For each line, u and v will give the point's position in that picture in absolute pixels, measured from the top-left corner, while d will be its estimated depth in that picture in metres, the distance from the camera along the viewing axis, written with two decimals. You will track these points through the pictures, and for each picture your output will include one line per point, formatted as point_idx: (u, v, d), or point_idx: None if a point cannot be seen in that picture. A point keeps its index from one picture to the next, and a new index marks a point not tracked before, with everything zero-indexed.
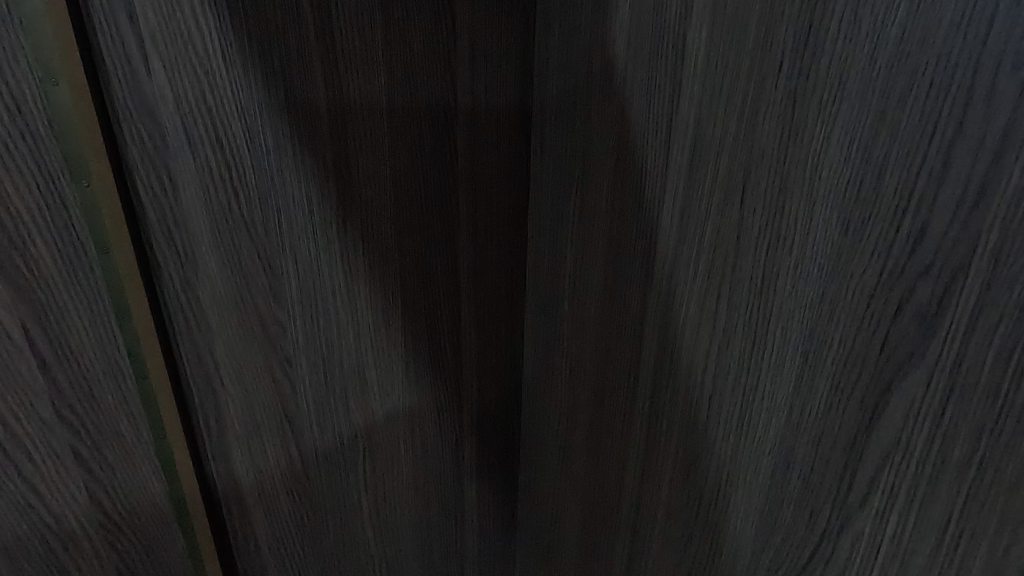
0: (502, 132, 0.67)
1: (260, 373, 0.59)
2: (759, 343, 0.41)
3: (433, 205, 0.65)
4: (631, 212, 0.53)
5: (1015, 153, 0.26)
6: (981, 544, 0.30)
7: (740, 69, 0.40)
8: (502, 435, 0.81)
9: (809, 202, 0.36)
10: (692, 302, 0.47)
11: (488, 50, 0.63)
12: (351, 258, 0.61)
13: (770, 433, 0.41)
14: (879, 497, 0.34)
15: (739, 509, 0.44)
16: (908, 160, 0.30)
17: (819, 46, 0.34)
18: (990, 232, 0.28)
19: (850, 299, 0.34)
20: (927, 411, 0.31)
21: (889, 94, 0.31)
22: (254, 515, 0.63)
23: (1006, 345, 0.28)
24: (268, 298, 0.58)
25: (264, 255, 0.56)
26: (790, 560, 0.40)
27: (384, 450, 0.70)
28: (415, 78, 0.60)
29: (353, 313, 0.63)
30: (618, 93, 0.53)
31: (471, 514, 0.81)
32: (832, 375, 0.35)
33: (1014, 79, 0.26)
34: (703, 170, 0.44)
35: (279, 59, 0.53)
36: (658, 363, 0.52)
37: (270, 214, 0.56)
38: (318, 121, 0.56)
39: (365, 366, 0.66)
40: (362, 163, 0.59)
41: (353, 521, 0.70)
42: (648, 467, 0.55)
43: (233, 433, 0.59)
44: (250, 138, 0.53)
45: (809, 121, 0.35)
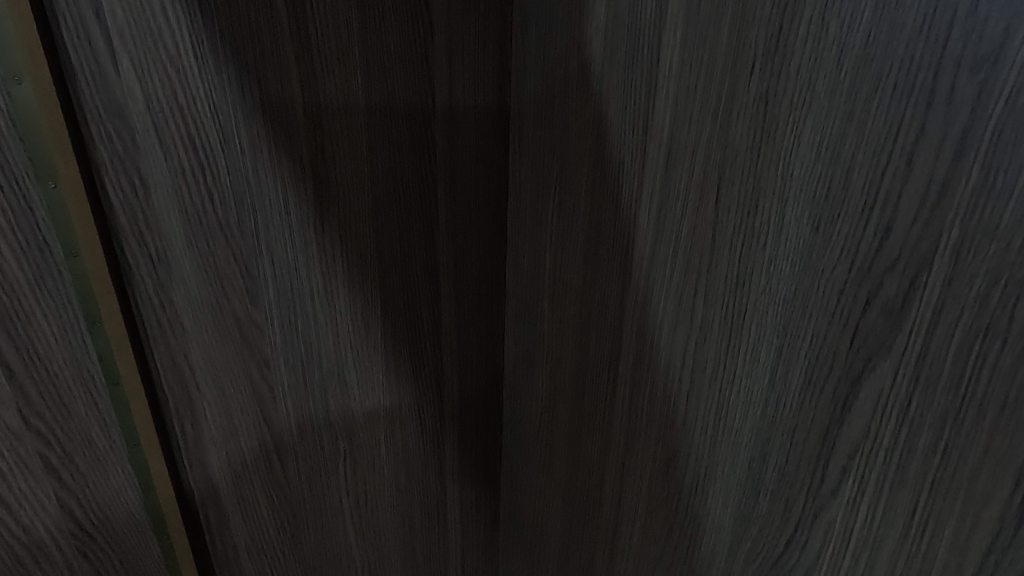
0: (482, 131, 0.67)
1: (238, 377, 0.59)
2: (734, 340, 0.41)
3: (412, 205, 0.64)
4: (609, 211, 0.53)
5: (973, 154, 0.27)
6: (944, 532, 0.30)
7: (713, 70, 0.40)
8: (485, 436, 0.81)
9: (781, 201, 0.36)
10: (669, 300, 0.47)
11: (467, 49, 0.62)
12: (328, 259, 0.61)
13: (746, 429, 0.41)
14: (849, 488, 0.35)
15: (716, 501, 0.45)
16: (874, 160, 0.31)
17: (790, 48, 0.35)
18: (950, 230, 0.28)
19: (822, 295, 0.34)
20: (893, 404, 0.32)
21: (855, 96, 0.31)
22: (233, 520, 0.62)
23: (966, 339, 0.28)
24: (244, 301, 0.57)
25: (240, 257, 0.56)
26: (766, 552, 0.41)
27: (365, 452, 0.69)
28: (392, 77, 0.59)
29: (332, 314, 0.63)
30: (595, 93, 0.53)
31: (453, 515, 0.81)
32: (804, 371, 0.36)
33: (973, 82, 0.26)
34: (680, 169, 0.44)
35: (253, 58, 0.52)
36: (636, 360, 0.52)
37: (246, 215, 0.55)
38: (293, 120, 0.55)
39: (345, 367, 0.65)
40: (339, 162, 0.59)
41: (335, 523, 0.70)
42: (628, 463, 0.56)
43: (210, 437, 0.59)
44: (224, 138, 0.52)
45: (780, 122, 0.36)
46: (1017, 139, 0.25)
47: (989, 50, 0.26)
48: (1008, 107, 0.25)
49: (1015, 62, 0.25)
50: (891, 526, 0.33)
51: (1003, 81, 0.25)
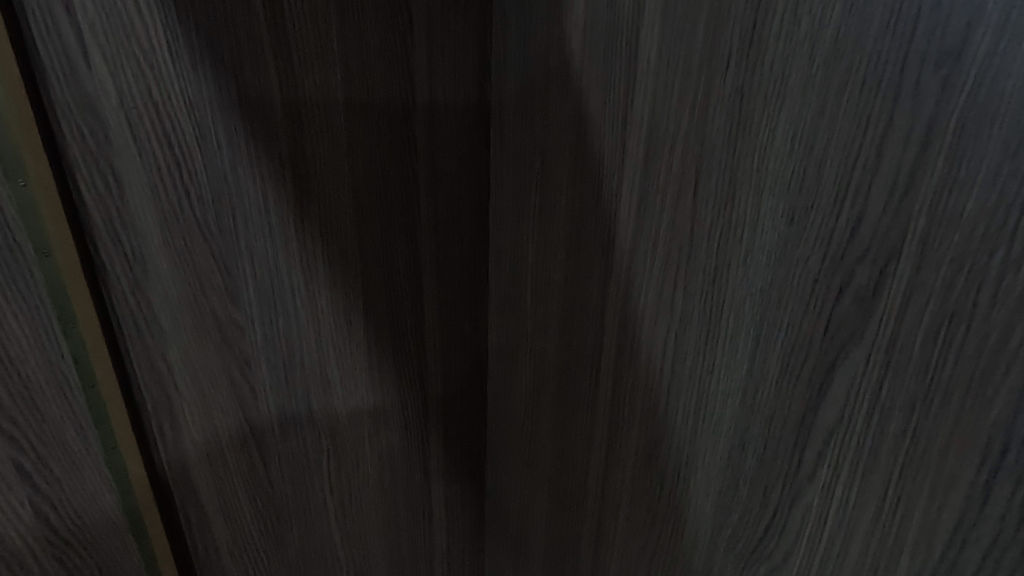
0: (463, 127, 0.66)
1: (218, 377, 0.58)
2: (712, 331, 0.42)
3: (394, 201, 0.64)
4: (590, 205, 0.54)
5: (939, 145, 0.28)
6: (915, 511, 0.31)
7: (690, 66, 0.41)
8: (469, 433, 0.81)
9: (757, 193, 0.37)
10: (649, 293, 0.48)
11: (446, 45, 0.62)
12: (309, 256, 0.60)
13: (725, 418, 0.42)
14: (825, 472, 0.35)
15: (698, 489, 0.46)
16: (846, 151, 0.32)
17: (763, 43, 0.35)
18: (918, 219, 0.29)
19: (797, 285, 0.35)
20: (866, 390, 0.32)
21: (827, 89, 0.32)
22: (214, 522, 0.61)
23: (933, 324, 0.29)
24: (224, 300, 0.56)
25: (220, 256, 0.55)
26: (746, 537, 0.42)
27: (349, 450, 0.69)
28: (372, 73, 0.59)
29: (314, 312, 0.62)
30: (575, 89, 0.54)
31: (438, 513, 0.81)
32: (781, 360, 0.37)
33: (938, 76, 0.27)
34: (658, 164, 0.45)
35: (229, 53, 0.51)
36: (618, 354, 0.53)
37: (224, 212, 0.54)
38: (272, 116, 0.55)
39: (327, 366, 0.65)
40: (319, 158, 0.58)
41: (319, 523, 0.69)
42: (611, 455, 0.56)
43: (190, 438, 0.58)
44: (200, 134, 0.52)
45: (755, 115, 0.36)
46: (979, 130, 0.26)
47: (953, 45, 0.27)
48: (971, 99, 0.26)
49: (977, 55, 0.26)
50: (864, 507, 0.34)
51: (967, 73, 0.26)
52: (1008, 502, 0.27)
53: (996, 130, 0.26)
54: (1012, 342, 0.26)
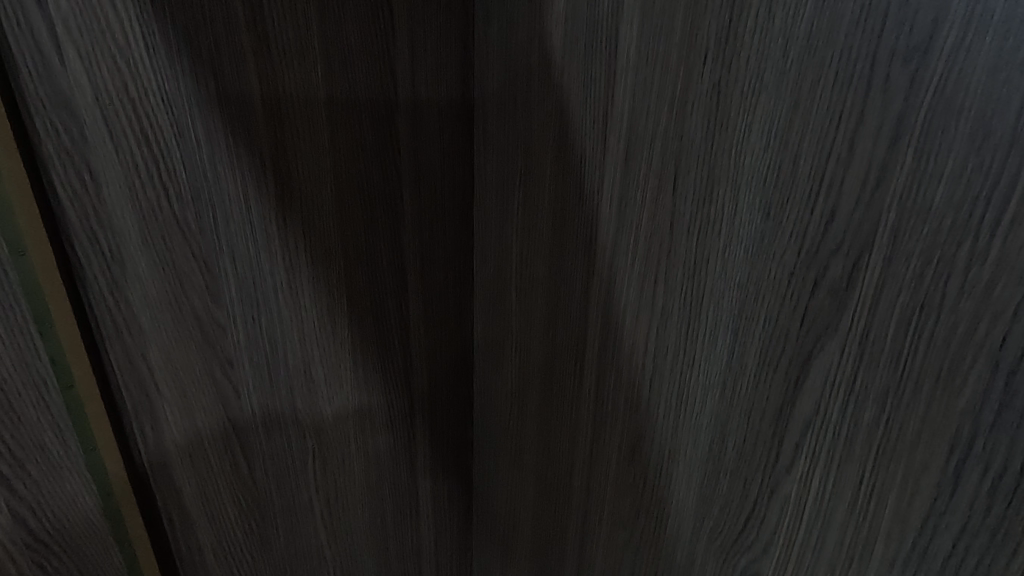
0: (446, 124, 0.66)
1: (200, 377, 0.57)
2: (693, 325, 0.42)
3: (377, 199, 0.64)
4: (572, 202, 0.54)
5: (908, 139, 0.28)
6: (888, 501, 0.32)
7: (668, 62, 0.41)
8: (455, 431, 0.81)
9: (734, 188, 0.37)
10: (631, 289, 0.48)
11: (429, 41, 0.62)
12: (292, 255, 0.60)
13: (706, 412, 0.42)
14: (803, 463, 0.36)
15: (680, 483, 0.46)
16: (819, 146, 0.32)
17: (739, 39, 0.36)
18: (888, 213, 0.29)
19: (774, 278, 0.36)
20: (840, 382, 0.33)
21: (800, 85, 0.33)
22: (198, 523, 0.61)
23: (904, 316, 0.29)
24: (206, 299, 0.56)
25: (200, 255, 0.55)
26: (727, 529, 0.42)
27: (335, 449, 0.69)
28: (353, 69, 0.58)
29: (297, 311, 0.62)
30: (556, 86, 0.54)
31: (426, 511, 0.81)
32: (758, 353, 0.37)
33: (906, 71, 0.28)
34: (639, 160, 0.45)
35: (208, 49, 0.51)
36: (601, 350, 0.53)
37: (204, 211, 0.54)
38: (252, 113, 0.54)
39: (312, 365, 0.65)
40: (301, 156, 0.58)
41: (304, 523, 0.69)
42: (596, 450, 0.57)
43: (172, 439, 0.57)
44: (178, 132, 0.51)
45: (732, 111, 0.37)
46: (946, 124, 0.27)
47: (920, 41, 0.27)
48: (937, 94, 0.27)
49: (944, 50, 0.26)
50: (840, 498, 0.34)
51: (934, 69, 0.27)
52: (977, 488, 0.28)
53: (962, 124, 0.26)
54: (979, 332, 0.27)
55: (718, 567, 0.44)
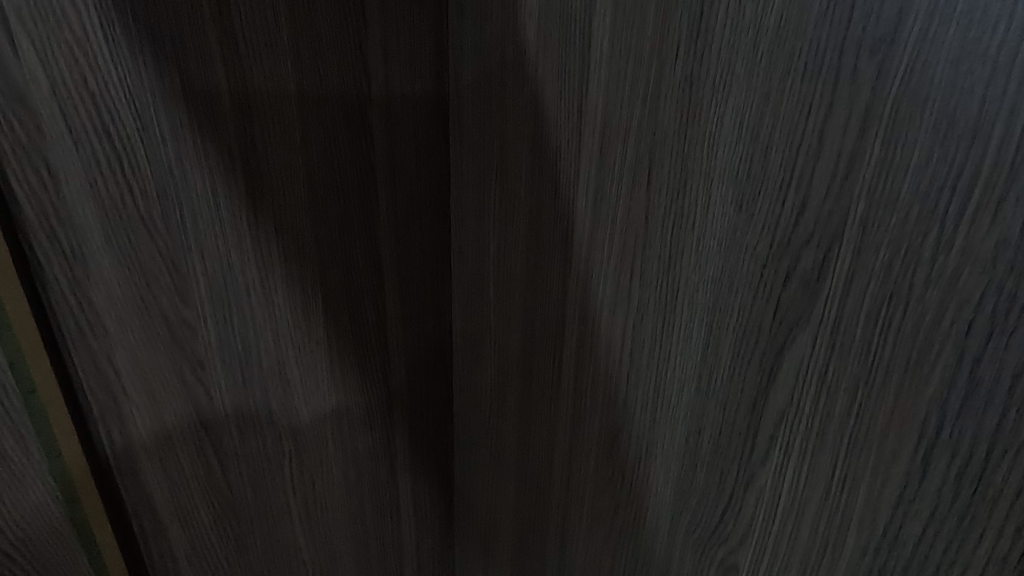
0: (421, 119, 0.65)
1: (170, 379, 0.56)
2: (668, 318, 0.42)
3: (351, 195, 0.63)
4: (548, 196, 0.54)
5: (876, 130, 0.28)
6: (860, 490, 0.32)
7: (641, 55, 0.41)
8: (435, 429, 0.80)
9: (707, 181, 0.37)
10: (607, 284, 0.48)
11: (402, 35, 0.61)
12: (264, 253, 0.58)
13: (683, 405, 0.42)
14: (777, 454, 0.36)
15: (658, 477, 0.46)
16: (790, 137, 0.32)
17: (710, 31, 0.36)
18: (858, 202, 0.29)
19: (747, 271, 0.36)
20: (813, 372, 0.33)
21: (771, 76, 0.33)
22: (170, 529, 0.59)
23: (874, 306, 0.30)
24: (175, 299, 0.54)
25: (168, 254, 0.53)
26: (704, 522, 0.42)
27: (311, 451, 0.68)
28: (324, 63, 0.57)
29: (271, 310, 0.61)
30: (530, 80, 0.53)
31: (406, 511, 0.80)
32: (733, 345, 0.38)
33: (873, 62, 0.28)
34: (613, 154, 0.45)
35: (171, 41, 0.49)
36: (579, 345, 0.53)
37: (171, 208, 0.52)
38: (220, 108, 0.53)
39: (286, 365, 0.63)
40: (272, 151, 0.56)
41: (281, 526, 0.68)
42: (575, 445, 0.57)
43: (141, 443, 0.56)
44: (142, 126, 0.50)
45: (704, 103, 0.37)
46: (912, 114, 0.27)
47: (886, 32, 0.27)
48: (903, 85, 0.27)
49: (909, 40, 0.26)
50: (813, 488, 0.34)
51: (899, 59, 0.27)
52: (944, 476, 0.28)
53: (928, 114, 0.26)
54: (946, 320, 0.27)
55: (696, 558, 0.44)
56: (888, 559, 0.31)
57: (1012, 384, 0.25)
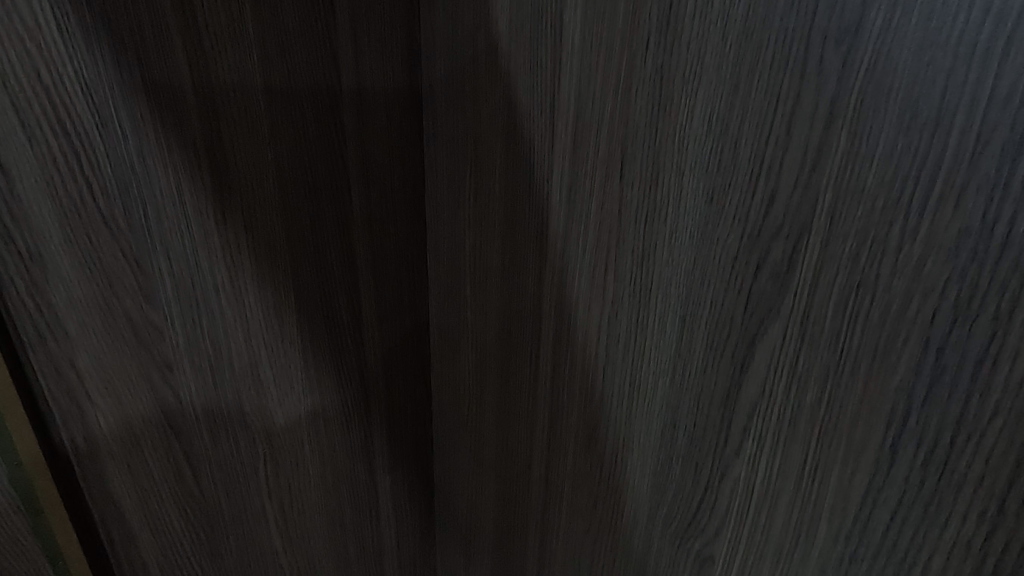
0: (393, 113, 0.65)
1: (136, 383, 0.54)
2: (643, 312, 0.42)
3: (323, 191, 0.62)
4: (522, 191, 0.53)
5: (841, 122, 0.28)
6: (830, 478, 0.32)
7: (612, 48, 0.41)
8: (414, 427, 0.79)
9: (679, 174, 0.37)
10: (583, 278, 0.48)
11: (372, 28, 0.60)
12: (233, 251, 0.57)
13: (658, 398, 0.43)
14: (750, 445, 0.36)
15: (635, 471, 0.46)
16: (758, 129, 0.32)
17: (680, 23, 0.36)
18: (825, 194, 0.30)
19: (718, 263, 0.36)
20: (784, 363, 0.33)
21: (740, 67, 0.33)
22: (141, 537, 0.57)
23: (842, 297, 0.30)
24: (140, 300, 0.52)
25: (131, 253, 0.51)
26: (681, 514, 0.42)
27: (287, 452, 0.66)
28: (292, 56, 0.56)
29: (242, 310, 0.59)
30: (503, 73, 0.53)
31: (386, 511, 0.79)
32: (706, 338, 0.38)
33: (838, 53, 0.28)
34: (586, 148, 0.45)
35: (130, 33, 0.47)
36: (556, 339, 0.53)
37: (134, 206, 0.50)
38: (184, 102, 0.51)
39: (259, 366, 0.62)
40: (240, 148, 0.55)
41: (257, 531, 0.66)
42: (553, 441, 0.56)
43: (107, 450, 0.53)
44: (101, 122, 0.48)
45: (675, 96, 0.37)
46: (876, 105, 0.27)
47: (851, 23, 0.27)
48: (868, 76, 0.27)
49: (873, 31, 0.26)
50: (786, 479, 0.35)
51: (864, 50, 0.27)
52: (911, 463, 0.28)
53: (892, 105, 0.26)
54: (911, 309, 0.27)
55: (673, 551, 0.44)
56: (858, 546, 0.32)
57: (975, 371, 0.25)
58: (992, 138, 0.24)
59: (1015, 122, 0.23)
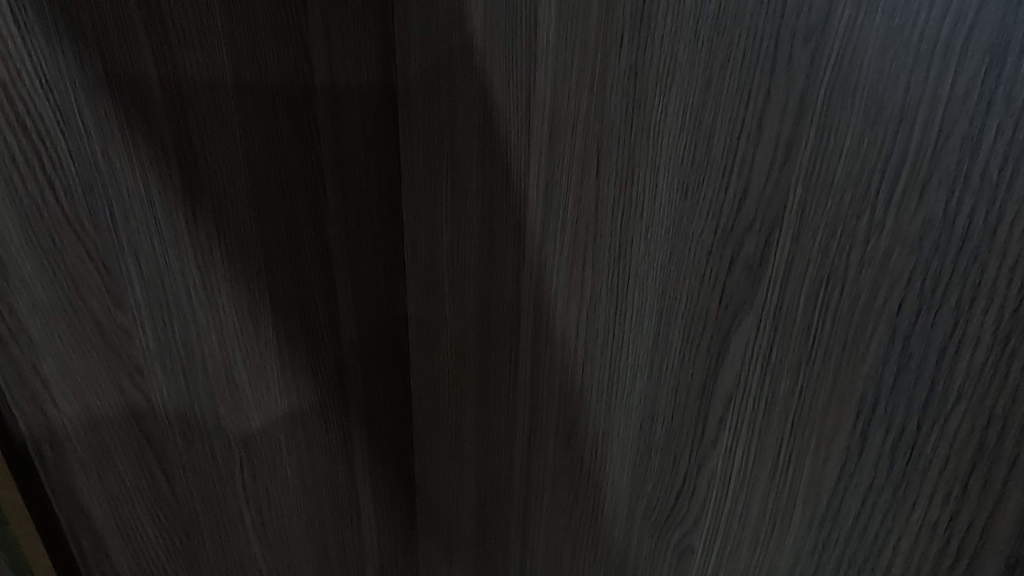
0: (367, 110, 0.64)
1: (106, 389, 0.52)
2: (621, 307, 0.43)
3: (297, 189, 0.61)
4: (499, 187, 0.53)
5: (810, 117, 0.29)
6: (804, 465, 0.33)
7: (588, 44, 0.41)
8: (394, 426, 0.79)
9: (654, 170, 0.38)
10: (561, 275, 0.48)
11: (345, 24, 0.59)
12: (205, 252, 0.55)
13: (636, 391, 0.43)
14: (726, 435, 0.37)
15: (615, 464, 0.47)
16: (731, 124, 0.33)
17: (654, 20, 0.36)
18: (796, 187, 0.30)
19: (693, 258, 0.36)
20: (757, 354, 0.34)
21: (712, 64, 0.33)
22: (113, 547, 0.56)
23: (813, 288, 0.30)
24: (108, 303, 0.51)
25: (98, 254, 0.49)
26: (660, 506, 0.43)
27: (264, 455, 0.65)
28: (263, 52, 0.55)
29: (215, 311, 0.58)
30: (478, 70, 0.53)
31: (367, 511, 0.79)
32: (682, 330, 0.38)
33: (807, 49, 0.29)
34: (562, 144, 0.45)
35: (92, 27, 0.45)
36: (535, 335, 0.53)
37: (99, 205, 0.49)
38: (151, 99, 0.49)
39: (234, 368, 0.61)
40: (210, 146, 0.54)
41: (235, 536, 0.65)
42: (534, 437, 0.57)
43: (77, 459, 0.51)
44: (63, 119, 0.46)
45: (649, 92, 0.37)
46: (843, 100, 0.28)
47: (818, 20, 0.28)
48: (835, 72, 0.28)
49: (840, 27, 0.27)
50: (761, 467, 0.35)
51: (831, 47, 0.28)
52: (880, 449, 0.29)
53: (859, 101, 0.27)
54: (878, 300, 0.28)
55: (654, 543, 0.45)
56: (831, 531, 0.32)
57: (939, 358, 0.26)
58: (952, 132, 0.24)
59: (973, 117, 0.24)
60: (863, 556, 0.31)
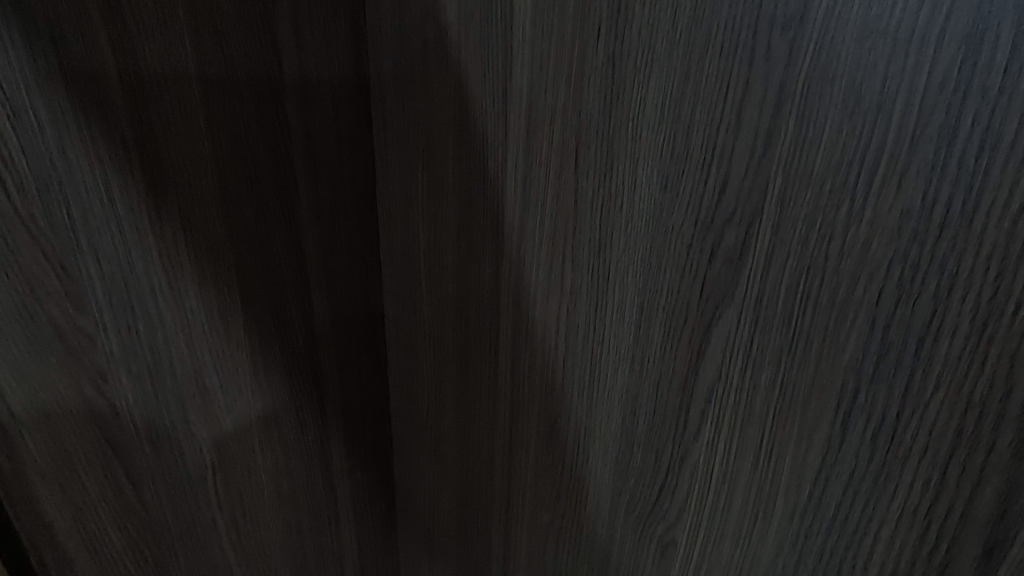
0: (339, 104, 0.63)
1: (67, 396, 0.49)
2: (602, 301, 0.42)
3: (267, 186, 0.59)
4: (476, 181, 0.52)
5: (789, 107, 0.29)
6: (786, 456, 0.33)
7: (564, 35, 0.40)
8: (372, 426, 0.78)
9: (633, 163, 0.38)
10: (540, 270, 0.48)
11: (314, 16, 0.58)
12: (171, 252, 0.53)
13: (618, 386, 0.43)
14: (709, 428, 0.37)
15: (598, 460, 0.46)
16: (710, 116, 0.32)
17: (631, 11, 0.35)
18: (775, 178, 0.30)
19: (673, 251, 0.36)
20: (738, 346, 0.34)
21: (689, 55, 0.33)
22: (78, 561, 0.53)
23: (793, 279, 0.30)
24: (67, 306, 0.48)
25: (55, 255, 0.47)
26: (643, 500, 0.43)
27: (237, 460, 0.63)
28: (229, 44, 0.53)
29: (182, 313, 0.56)
30: (453, 63, 0.51)
31: (345, 513, 0.77)
32: (664, 324, 0.38)
33: (784, 40, 0.28)
34: (540, 137, 0.44)
35: (44, 15, 0.42)
36: (515, 332, 0.52)
37: (55, 203, 0.46)
38: (110, 93, 0.47)
39: (204, 371, 0.59)
40: (175, 142, 0.51)
41: (208, 545, 0.63)
42: (514, 434, 0.56)
43: (37, 470, 0.48)
44: (13, 112, 0.43)
45: (627, 85, 0.37)
46: (822, 91, 0.27)
47: (796, 10, 0.28)
48: (813, 63, 0.28)
49: (818, 17, 0.27)
50: (743, 460, 0.35)
51: (808, 38, 0.28)
52: (861, 439, 0.29)
53: (837, 92, 0.27)
54: (859, 290, 0.28)
55: (637, 538, 0.44)
56: (814, 521, 0.32)
57: (919, 346, 0.26)
58: (930, 122, 0.24)
59: (950, 106, 0.24)
60: (845, 546, 0.31)
